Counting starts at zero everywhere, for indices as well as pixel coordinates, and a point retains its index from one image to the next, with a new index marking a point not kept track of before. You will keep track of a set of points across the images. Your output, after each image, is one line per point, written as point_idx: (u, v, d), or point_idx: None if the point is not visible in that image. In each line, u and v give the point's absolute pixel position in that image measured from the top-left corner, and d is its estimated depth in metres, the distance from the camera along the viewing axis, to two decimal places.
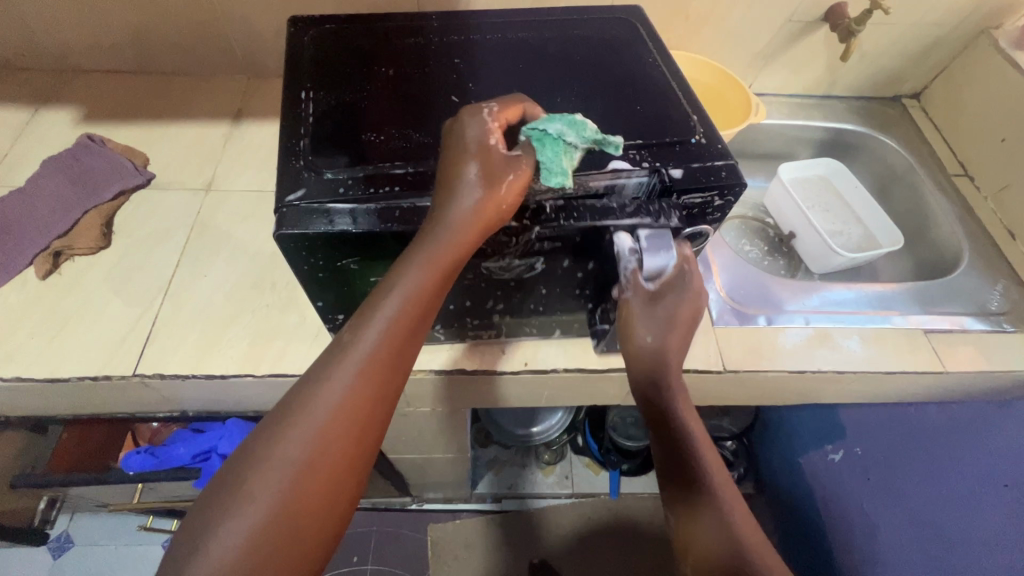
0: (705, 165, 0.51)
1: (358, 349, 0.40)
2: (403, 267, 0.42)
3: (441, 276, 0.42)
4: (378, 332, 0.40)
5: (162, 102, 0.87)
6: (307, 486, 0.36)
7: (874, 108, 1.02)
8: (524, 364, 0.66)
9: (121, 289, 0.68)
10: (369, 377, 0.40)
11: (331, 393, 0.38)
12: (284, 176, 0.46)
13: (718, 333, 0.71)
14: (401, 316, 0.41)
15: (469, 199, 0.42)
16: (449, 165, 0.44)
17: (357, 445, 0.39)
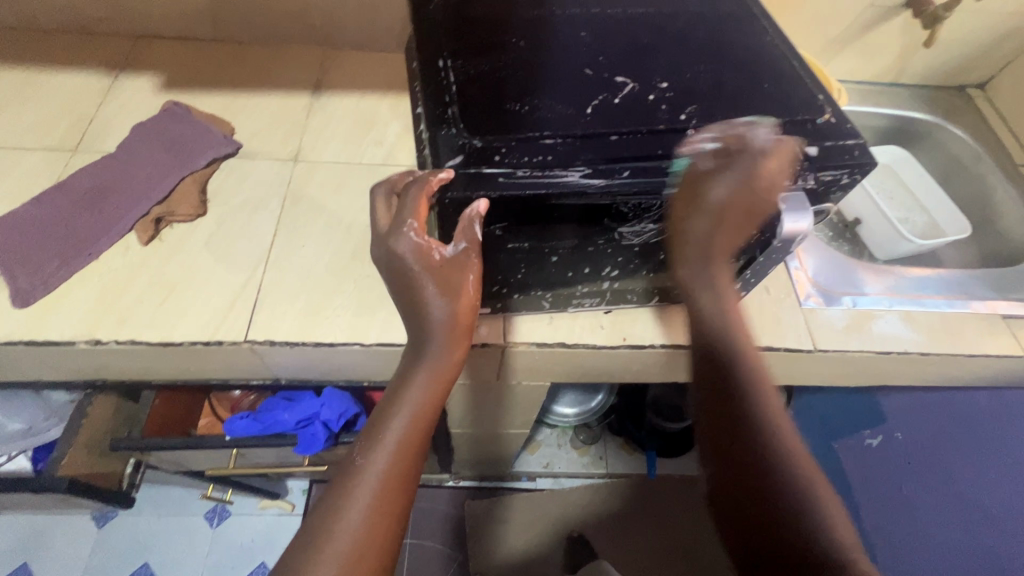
0: (838, 144, 0.52)
1: (393, 408, 0.47)
2: (416, 338, 0.50)
3: (451, 341, 0.49)
4: (411, 394, 0.48)
5: (241, 71, 0.87)
6: (375, 526, 0.43)
7: (940, 97, 1.03)
8: (624, 339, 0.67)
9: (223, 256, 0.68)
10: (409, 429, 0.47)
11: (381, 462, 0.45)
12: (435, 142, 0.48)
13: (807, 313, 0.72)
14: (424, 380, 0.48)
15: (449, 281, 0.48)
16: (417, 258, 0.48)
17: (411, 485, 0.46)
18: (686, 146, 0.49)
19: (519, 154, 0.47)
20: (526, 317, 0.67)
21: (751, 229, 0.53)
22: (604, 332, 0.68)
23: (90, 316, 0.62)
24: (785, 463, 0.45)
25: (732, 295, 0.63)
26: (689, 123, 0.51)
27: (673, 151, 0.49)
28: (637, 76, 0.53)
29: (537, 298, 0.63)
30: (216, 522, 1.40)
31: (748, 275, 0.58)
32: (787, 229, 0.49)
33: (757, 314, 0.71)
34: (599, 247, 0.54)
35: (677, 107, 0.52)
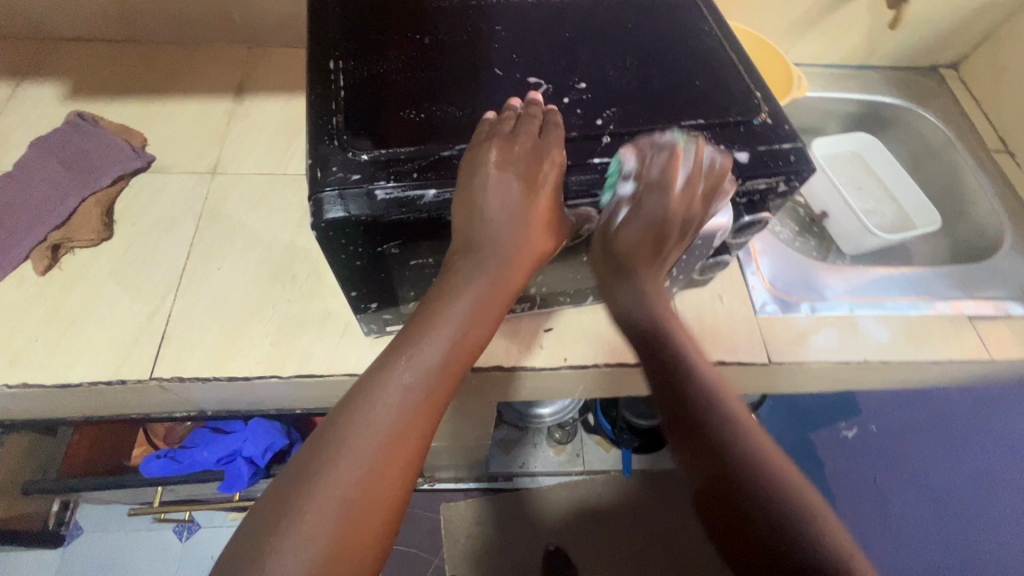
0: (773, 148, 0.47)
1: (373, 413, 0.38)
2: (424, 330, 0.41)
3: (465, 341, 0.42)
4: (400, 400, 0.38)
5: (156, 75, 0.80)
6: (347, 537, 0.34)
7: (911, 79, 0.98)
8: (564, 360, 0.62)
9: (129, 285, 0.63)
10: (397, 442, 0.37)
11: (398, 399, 0.38)
12: (317, 156, 0.42)
13: (762, 322, 0.68)
14: (429, 384, 0.40)
15: (483, 265, 0.43)
16: (516, 210, 0.44)
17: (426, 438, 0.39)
18: (598, 156, 0.44)
19: (413, 170, 0.42)
20: None
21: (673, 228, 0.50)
22: (544, 353, 0.63)
23: None
24: (741, 438, 0.44)
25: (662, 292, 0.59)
26: (606, 129, 0.45)
27: (583, 163, 0.44)
28: (554, 77, 0.48)
29: None
30: (186, 536, 1.30)
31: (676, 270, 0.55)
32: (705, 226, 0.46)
33: (708, 326, 0.67)
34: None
35: (594, 112, 0.46)
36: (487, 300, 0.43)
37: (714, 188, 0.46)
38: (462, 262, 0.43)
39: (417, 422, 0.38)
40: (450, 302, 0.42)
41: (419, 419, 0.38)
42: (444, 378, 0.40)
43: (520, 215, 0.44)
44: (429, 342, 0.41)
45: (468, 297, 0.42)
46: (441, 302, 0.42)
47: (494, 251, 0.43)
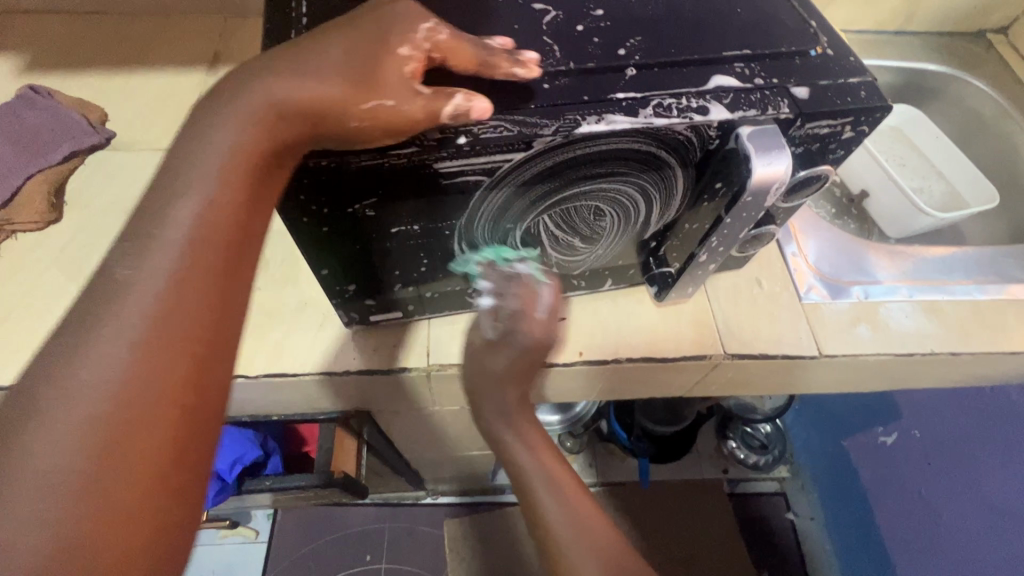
0: (837, 82, 0.38)
1: (75, 370, 0.26)
2: (142, 241, 0.29)
3: (224, 205, 0.30)
4: (120, 342, 0.27)
5: (121, 47, 0.73)
6: (105, 480, 0.25)
7: (956, 45, 0.88)
8: (580, 354, 0.54)
9: (77, 272, 0.55)
10: (132, 401, 0.26)
11: (149, 294, 0.28)
12: None
13: (809, 311, 0.59)
14: (160, 307, 0.28)
15: (235, 139, 0.30)
16: (307, 68, 0.31)
17: (207, 345, 0.29)
18: (622, 89, 0.35)
19: None
20: (457, 332, 0.54)
21: (709, 183, 0.39)
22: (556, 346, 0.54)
23: None
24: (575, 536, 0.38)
25: (695, 274, 0.51)
26: (630, 60, 0.37)
27: (605, 99, 0.35)
28: (563, 4, 0.40)
29: (459, 294, 0.50)
30: None
31: (714, 242, 0.44)
32: (758, 175, 0.36)
33: (745, 313, 0.58)
34: (516, 225, 0.41)
35: (615, 41, 0.38)
36: (243, 188, 0.31)
37: (766, 125, 0.36)
38: (206, 146, 0.30)
39: (161, 367, 0.27)
40: (178, 199, 0.29)
41: (161, 356, 0.27)
42: (187, 293, 0.29)
43: (307, 73, 0.31)
44: (146, 257, 0.28)
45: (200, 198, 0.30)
46: (165, 201, 0.29)
47: (257, 120, 0.31)
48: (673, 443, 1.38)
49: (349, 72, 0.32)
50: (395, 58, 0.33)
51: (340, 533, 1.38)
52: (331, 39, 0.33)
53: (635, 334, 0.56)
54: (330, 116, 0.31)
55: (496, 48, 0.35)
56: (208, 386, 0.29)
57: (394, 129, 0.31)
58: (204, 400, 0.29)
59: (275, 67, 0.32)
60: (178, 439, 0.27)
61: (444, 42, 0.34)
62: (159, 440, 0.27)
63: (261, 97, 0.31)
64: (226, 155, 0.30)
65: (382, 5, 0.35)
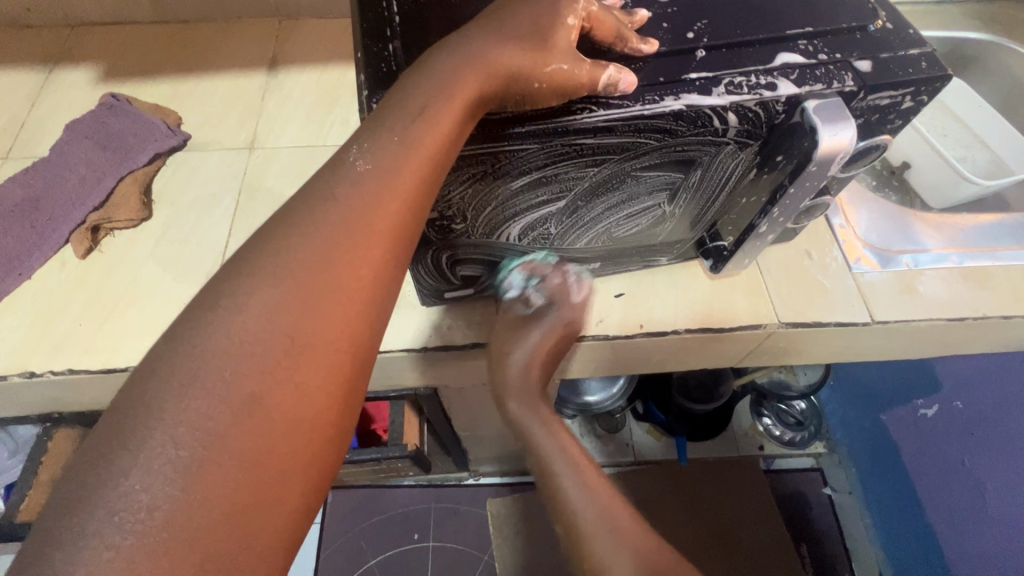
0: (897, 54, 0.39)
1: (281, 265, 0.27)
2: (356, 158, 0.30)
3: (413, 137, 0.31)
4: (313, 261, 0.27)
5: (187, 53, 0.77)
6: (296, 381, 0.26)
7: (998, 11, 0.87)
8: (641, 326, 0.56)
9: (171, 264, 0.60)
10: (320, 315, 0.27)
11: (346, 206, 0.29)
12: (370, 84, 0.37)
13: (859, 279, 0.60)
14: (357, 226, 0.29)
15: (438, 87, 0.32)
16: (491, 39, 0.34)
17: (382, 278, 0.29)
18: (695, 70, 0.37)
19: None
20: None
21: (774, 155, 0.42)
22: (617, 320, 0.57)
23: (24, 343, 0.55)
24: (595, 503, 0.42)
25: (750, 246, 0.53)
26: (700, 42, 0.39)
27: (679, 80, 0.37)
28: None
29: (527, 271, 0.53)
30: None
31: (774, 213, 0.46)
32: (823, 146, 0.38)
33: (796, 283, 0.60)
34: (587, 206, 0.45)
35: (684, 25, 0.40)
36: (437, 139, 0.31)
37: (832, 99, 0.38)
38: (415, 87, 0.32)
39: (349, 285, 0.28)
40: (382, 134, 0.31)
41: (344, 285, 0.28)
42: (375, 223, 0.29)
43: (505, 43, 0.34)
44: (352, 175, 0.30)
45: (396, 134, 0.31)
46: (372, 135, 0.31)
47: (465, 74, 0.32)
48: (710, 422, 1.41)
49: (528, 41, 0.34)
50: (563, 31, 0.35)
51: (389, 514, 1.44)
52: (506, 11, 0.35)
53: (692, 305, 0.58)
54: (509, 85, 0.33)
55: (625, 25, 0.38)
56: (376, 321, 0.29)
57: (564, 91, 0.34)
58: (374, 335, 0.29)
59: (473, 36, 0.34)
60: (352, 362, 0.28)
61: (597, 13, 0.36)
62: (339, 357, 0.27)
63: (457, 66, 0.33)
64: (432, 94, 0.32)
65: None
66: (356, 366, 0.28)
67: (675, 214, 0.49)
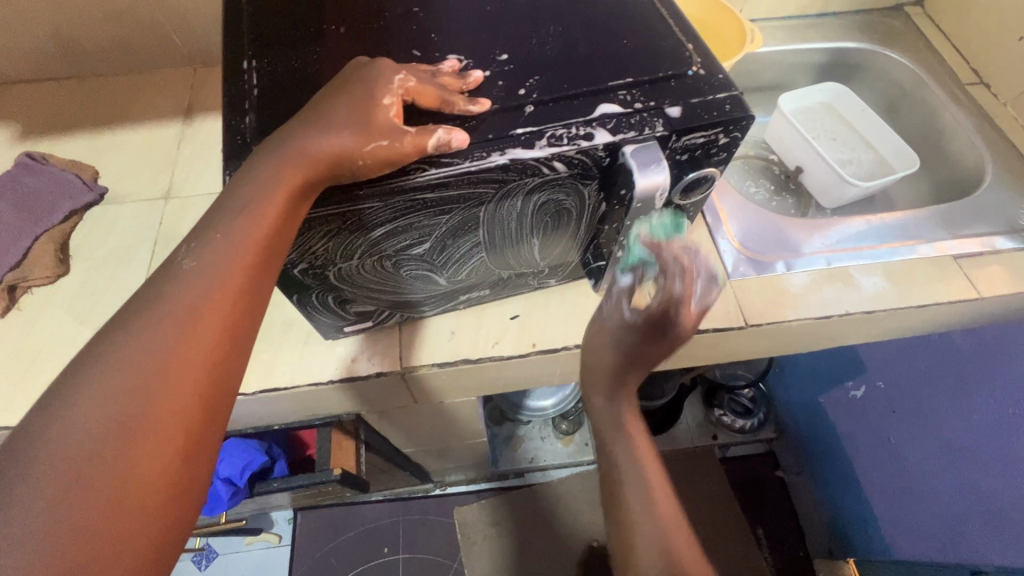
0: (705, 99, 0.44)
1: (137, 338, 0.32)
2: (207, 238, 0.36)
3: (256, 216, 0.36)
4: (165, 330, 0.33)
5: (103, 106, 0.79)
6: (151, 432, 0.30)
7: (875, 21, 0.94)
8: (532, 345, 0.61)
9: (88, 318, 0.63)
10: (166, 380, 0.32)
11: (195, 281, 0.34)
12: (227, 156, 0.41)
13: (736, 286, 0.66)
14: (199, 304, 0.34)
15: (274, 170, 0.36)
16: (321, 117, 0.38)
17: (232, 339, 0.35)
18: (520, 126, 0.42)
19: None
20: (425, 337, 0.62)
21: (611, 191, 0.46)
22: (510, 340, 0.62)
23: None
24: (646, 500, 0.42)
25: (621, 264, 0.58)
26: (529, 98, 0.44)
27: (507, 135, 0.42)
28: (473, 52, 0.47)
29: (418, 302, 0.58)
30: (205, 564, 1.41)
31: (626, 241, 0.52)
32: (641, 186, 0.43)
33: None
34: (455, 245, 0.49)
35: (517, 82, 0.45)
36: (276, 214, 0.36)
37: (647, 143, 0.43)
38: (255, 169, 0.37)
39: (200, 346, 0.33)
40: (221, 227, 0.36)
41: (195, 348, 0.33)
42: (213, 303, 0.34)
43: (333, 119, 0.38)
44: (192, 266, 0.35)
45: (241, 215, 0.36)
46: (212, 229, 0.36)
47: (294, 159, 0.37)
48: (664, 416, 1.47)
49: (354, 120, 0.38)
50: (386, 106, 0.39)
51: (359, 530, 1.47)
52: (337, 89, 0.39)
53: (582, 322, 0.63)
54: (340, 160, 0.37)
55: (454, 88, 0.42)
56: (222, 385, 0.34)
57: (393, 161, 0.38)
58: (221, 398, 0.34)
59: (303, 122, 0.38)
60: (206, 412, 0.33)
61: (413, 87, 0.40)
62: (191, 408, 0.32)
63: (291, 147, 0.37)
64: (264, 184, 0.36)
65: (363, 62, 0.41)
66: (201, 428, 0.32)
67: (544, 243, 0.54)
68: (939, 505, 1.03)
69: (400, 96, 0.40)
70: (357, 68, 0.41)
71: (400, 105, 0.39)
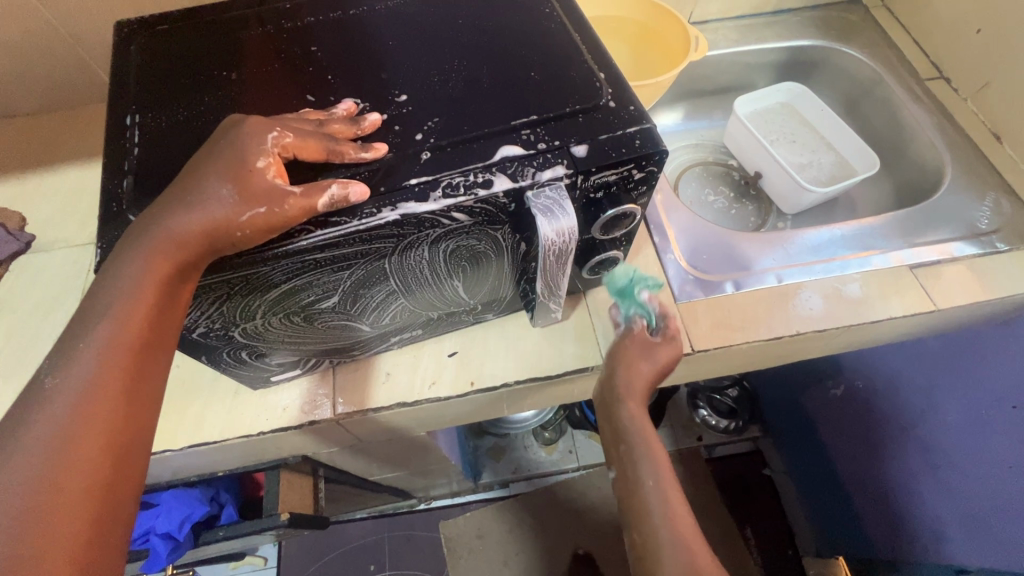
0: (615, 134, 0.42)
1: (19, 443, 0.31)
2: (86, 329, 0.34)
3: (136, 300, 0.34)
4: (49, 427, 0.31)
5: (31, 147, 0.77)
6: (43, 540, 0.29)
7: (832, 16, 0.91)
8: (469, 385, 0.58)
9: (13, 376, 0.61)
10: (56, 480, 0.30)
11: (77, 376, 0.33)
12: (101, 224, 0.39)
13: (683, 309, 0.63)
14: (83, 393, 0.32)
15: (146, 250, 0.34)
16: (191, 188, 0.36)
17: (130, 424, 0.34)
18: (414, 176, 0.40)
19: None
20: (361, 379, 0.59)
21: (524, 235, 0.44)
22: (448, 380, 0.60)
23: None
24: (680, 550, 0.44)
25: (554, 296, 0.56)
26: (426, 144, 0.41)
27: (399, 187, 0.39)
28: (372, 95, 0.44)
29: (346, 347, 0.56)
30: None
31: (551, 283, 0.49)
32: (551, 233, 0.41)
33: None
34: (368, 296, 0.47)
35: (414, 126, 0.42)
36: (159, 293, 0.35)
37: (552, 188, 0.40)
38: (128, 251, 0.35)
39: (90, 438, 0.32)
40: (91, 323, 0.34)
41: (83, 441, 0.31)
42: (99, 404, 0.32)
43: (204, 189, 0.35)
44: (68, 366, 0.33)
45: (120, 300, 0.34)
46: (82, 326, 0.34)
47: (164, 237, 0.34)
48: (646, 421, 1.45)
49: (228, 189, 0.35)
50: (262, 168, 0.36)
51: (345, 548, 1.46)
52: (209, 154, 0.37)
53: (521, 357, 0.61)
54: (217, 230, 0.35)
55: (343, 136, 0.40)
56: (117, 488, 0.32)
57: (272, 227, 0.36)
58: (118, 508, 0.32)
59: (171, 197, 0.36)
60: (106, 504, 0.32)
61: (290, 142, 0.38)
62: (89, 503, 0.31)
63: (160, 226, 0.35)
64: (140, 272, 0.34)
65: (238, 119, 0.39)
66: (98, 543, 0.31)
67: (469, 284, 0.52)
68: (927, 515, 0.88)
69: (278, 155, 0.37)
70: (229, 128, 0.38)
71: (278, 164, 0.37)
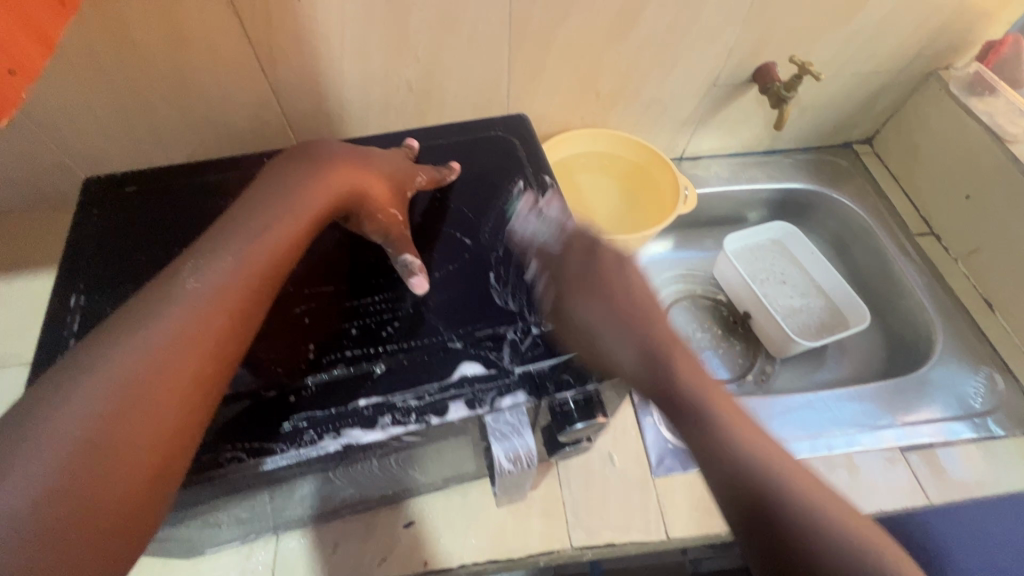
0: (583, 354, 0.41)
1: (137, 338, 0.31)
2: (209, 255, 0.35)
3: (274, 233, 0.38)
4: (167, 324, 0.32)
5: None
6: (133, 424, 0.28)
7: (824, 160, 0.91)
8: (422, 567, 0.54)
9: None
10: (170, 379, 0.30)
11: (202, 283, 0.34)
12: None
13: (660, 485, 0.59)
14: (211, 306, 0.33)
15: (301, 191, 0.41)
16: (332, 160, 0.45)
17: (239, 344, 0.35)
18: (364, 396, 0.38)
19: None
20: (306, 552, 0.55)
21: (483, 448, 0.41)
22: (400, 557, 0.55)
23: None
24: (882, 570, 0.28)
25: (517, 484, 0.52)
26: (382, 355, 0.40)
27: (347, 409, 0.37)
28: (338, 290, 0.44)
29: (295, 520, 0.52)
30: None
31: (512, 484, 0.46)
32: (507, 458, 0.39)
33: (595, 494, 0.59)
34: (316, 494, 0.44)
35: (374, 332, 0.41)
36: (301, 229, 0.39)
37: (512, 414, 0.38)
38: (283, 189, 0.40)
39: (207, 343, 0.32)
40: (238, 238, 0.37)
41: (200, 345, 0.32)
42: (221, 315, 0.34)
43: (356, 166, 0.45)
44: (211, 273, 0.35)
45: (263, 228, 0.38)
46: (227, 239, 0.37)
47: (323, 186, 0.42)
48: None
49: (362, 171, 0.45)
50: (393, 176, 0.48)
51: None
52: (354, 150, 0.47)
53: (481, 535, 0.56)
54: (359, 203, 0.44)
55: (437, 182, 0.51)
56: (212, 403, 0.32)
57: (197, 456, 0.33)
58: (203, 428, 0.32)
59: (304, 161, 0.43)
60: (198, 409, 0.31)
61: (424, 175, 0.50)
62: (185, 400, 0.31)
63: (300, 176, 0.42)
64: (273, 229, 0.38)
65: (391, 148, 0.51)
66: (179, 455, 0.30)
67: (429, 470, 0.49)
68: None
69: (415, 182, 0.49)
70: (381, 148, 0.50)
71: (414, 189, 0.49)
